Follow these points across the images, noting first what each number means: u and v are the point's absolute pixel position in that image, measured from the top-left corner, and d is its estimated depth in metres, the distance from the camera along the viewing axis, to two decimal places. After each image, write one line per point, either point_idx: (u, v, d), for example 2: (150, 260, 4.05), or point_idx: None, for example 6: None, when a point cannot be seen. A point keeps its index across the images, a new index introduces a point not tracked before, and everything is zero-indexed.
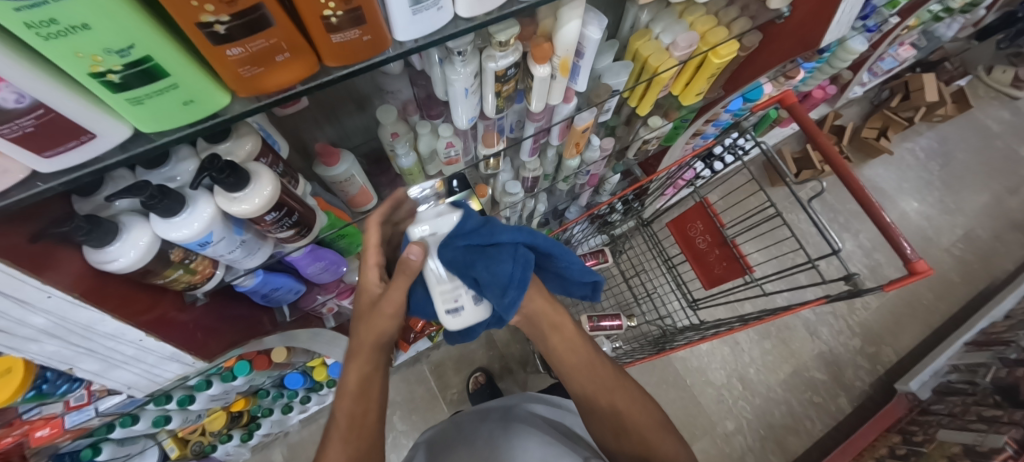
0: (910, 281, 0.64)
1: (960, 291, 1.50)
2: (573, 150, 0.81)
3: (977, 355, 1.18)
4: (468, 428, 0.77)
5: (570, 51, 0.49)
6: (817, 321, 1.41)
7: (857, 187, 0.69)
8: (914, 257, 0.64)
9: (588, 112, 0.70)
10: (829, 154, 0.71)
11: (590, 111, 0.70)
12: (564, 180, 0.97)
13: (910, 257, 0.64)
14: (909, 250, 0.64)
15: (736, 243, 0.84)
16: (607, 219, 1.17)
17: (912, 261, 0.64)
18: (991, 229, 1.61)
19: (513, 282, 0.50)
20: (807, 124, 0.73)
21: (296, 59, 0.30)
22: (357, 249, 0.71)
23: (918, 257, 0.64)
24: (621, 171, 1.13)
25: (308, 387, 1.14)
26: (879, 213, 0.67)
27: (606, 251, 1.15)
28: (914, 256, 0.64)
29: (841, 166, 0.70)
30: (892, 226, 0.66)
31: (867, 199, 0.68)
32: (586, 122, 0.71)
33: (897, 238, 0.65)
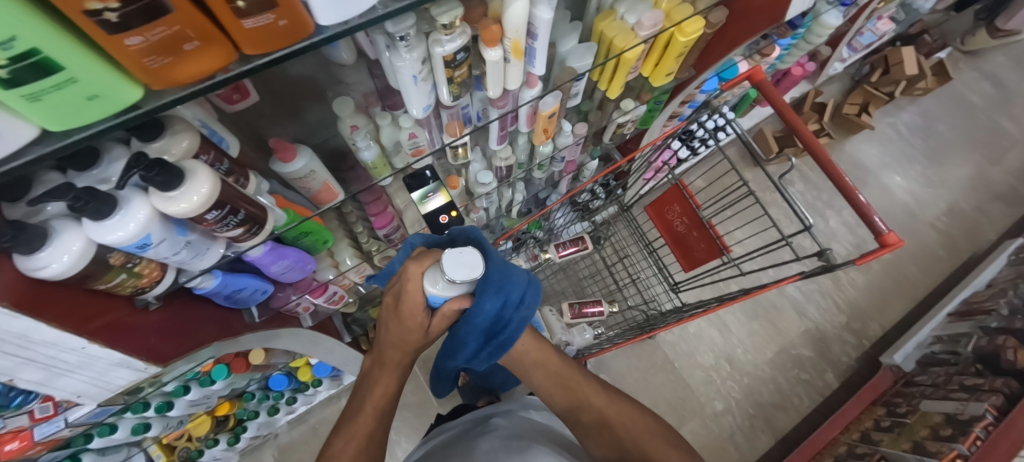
0: (881, 254, 0.63)
1: (945, 264, 1.51)
2: (543, 136, 0.79)
3: (960, 325, 1.18)
4: (467, 432, 0.80)
5: (520, 33, 0.47)
6: (803, 298, 1.42)
7: (828, 162, 0.68)
8: (885, 229, 0.63)
9: (553, 95, 0.69)
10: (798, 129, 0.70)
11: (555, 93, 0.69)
12: (540, 167, 0.95)
13: (882, 230, 0.63)
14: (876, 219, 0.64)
15: (713, 224, 0.83)
16: (587, 204, 1.19)
17: (884, 233, 0.63)
18: (974, 201, 1.62)
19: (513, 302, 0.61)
20: (780, 102, 0.71)
21: (209, 48, 0.29)
22: (326, 246, 0.70)
23: (889, 229, 0.63)
24: (599, 156, 1.12)
25: (294, 388, 1.12)
26: (850, 187, 0.66)
27: (586, 238, 1.12)
28: (886, 228, 0.63)
29: (814, 144, 0.69)
30: (865, 202, 0.65)
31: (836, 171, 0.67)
32: (554, 104, 0.70)
33: (866, 209, 0.65)
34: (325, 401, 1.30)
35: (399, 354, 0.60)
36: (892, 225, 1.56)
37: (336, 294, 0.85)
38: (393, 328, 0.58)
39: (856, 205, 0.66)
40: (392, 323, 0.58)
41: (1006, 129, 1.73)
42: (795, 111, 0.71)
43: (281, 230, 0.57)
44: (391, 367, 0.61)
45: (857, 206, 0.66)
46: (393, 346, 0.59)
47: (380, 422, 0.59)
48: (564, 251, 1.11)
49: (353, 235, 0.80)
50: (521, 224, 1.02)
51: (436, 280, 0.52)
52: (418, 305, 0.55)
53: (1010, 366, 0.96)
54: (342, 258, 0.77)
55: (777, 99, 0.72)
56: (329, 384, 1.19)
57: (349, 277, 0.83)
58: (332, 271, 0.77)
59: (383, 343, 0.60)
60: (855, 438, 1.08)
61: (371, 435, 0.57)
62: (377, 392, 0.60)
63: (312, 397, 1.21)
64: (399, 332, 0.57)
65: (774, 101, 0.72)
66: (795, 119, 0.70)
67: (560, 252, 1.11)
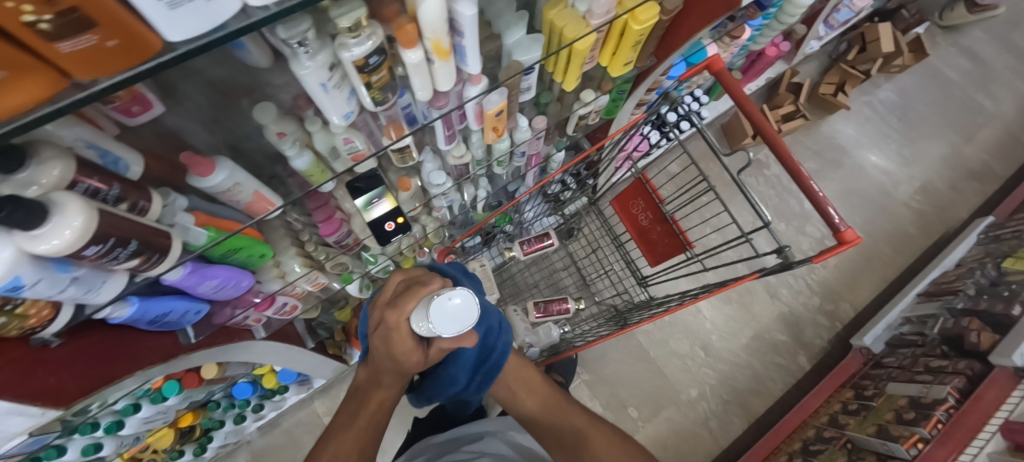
0: (839, 252, 0.60)
1: (917, 244, 1.52)
2: (494, 134, 0.75)
3: (928, 306, 1.20)
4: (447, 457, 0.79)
5: (441, 32, 0.43)
6: (778, 283, 1.43)
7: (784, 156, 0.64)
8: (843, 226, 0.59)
9: (500, 90, 0.64)
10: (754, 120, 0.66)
11: (502, 89, 0.64)
12: (500, 163, 0.92)
13: (839, 228, 0.59)
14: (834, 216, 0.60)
15: (676, 219, 0.81)
16: (558, 196, 1.17)
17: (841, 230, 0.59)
18: (948, 179, 1.62)
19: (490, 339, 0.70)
20: (739, 92, 0.68)
21: (23, 77, 0.24)
22: (264, 260, 0.67)
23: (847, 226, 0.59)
24: (566, 146, 1.08)
25: (262, 395, 1.10)
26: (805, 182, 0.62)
27: (552, 233, 1.10)
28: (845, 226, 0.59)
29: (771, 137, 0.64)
30: (822, 198, 0.61)
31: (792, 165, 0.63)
32: (502, 101, 0.65)
33: (824, 206, 0.61)
34: (298, 404, 1.29)
35: (394, 378, 0.56)
36: (866, 205, 1.57)
37: (287, 305, 0.82)
38: (388, 353, 0.53)
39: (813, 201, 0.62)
40: (385, 351, 0.54)
41: (981, 105, 1.73)
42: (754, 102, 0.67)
43: (204, 250, 0.53)
44: (385, 389, 0.57)
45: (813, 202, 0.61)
46: (387, 372, 0.55)
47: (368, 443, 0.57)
48: (529, 248, 1.09)
49: (301, 244, 0.76)
50: (485, 220, 0.99)
51: (421, 322, 0.50)
52: (411, 344, 0.51)
53: (973, 347, 0.97)
54: (289, 267, 0.74)
55: (735, 90, 0.68)
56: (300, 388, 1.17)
57: (300, 286, 0.79)
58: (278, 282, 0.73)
59: (376, 365, 0.56)
60: (823, 421, 1.10)
61: (361, 449, 0.56)
62: (366, 413, 0.58)
63: (281, 402, 1.19)
64: (391, 360, 0.53)
65: (731, 90, 0.68)
66: (752, 109, 0.66)
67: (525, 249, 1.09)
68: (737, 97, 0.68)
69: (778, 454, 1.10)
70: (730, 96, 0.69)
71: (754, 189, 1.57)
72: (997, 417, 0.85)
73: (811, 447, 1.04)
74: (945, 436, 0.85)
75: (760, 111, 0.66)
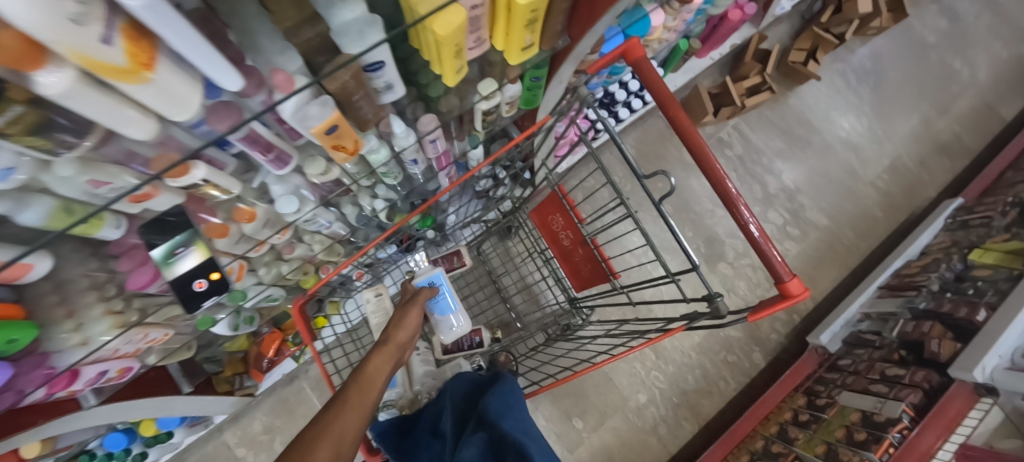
0: (780, 308, 0.45)
1: (882, 227, 1.43)
2: (342, 154, 0.55)
3: (889, 302, 1.11)
4: None
5: (87, 46, 0.23)
6: (734, 275, 1.34)
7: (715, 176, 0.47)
8: (786, 273, 0.44)
9: (324, 99, 0.45)
10: (678, 129, 0.49)
11: (327, 97, 0.45)
12: (388, 173, 0.73)
13: (780, 276, 0.44)
14: (775, 259, 0.45)
15: (596, 242, 0.67)
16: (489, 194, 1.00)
17: (785, 279, 0.44)
18: (916, 155, 1.52)
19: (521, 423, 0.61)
20: (663, 89, 0.50)
21: None
22: (23, 340, 0.48)
23: (791, 272, 0.45)
24: (486, 140, 0.88)
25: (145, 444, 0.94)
26: (740, 213, 0.47)
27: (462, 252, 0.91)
28: (789, 273, 0.44)
29: (698, 151, 0.48)
30: (761, 235, 0.45)
31: (724, 189, 0.47)
32: (333, 114, 0.46)
33: (763, 247, 0.45)
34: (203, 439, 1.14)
35: (401, 339, 0.65)
36: (832, 186, 1.46)
37: (115, 368, 0.66)
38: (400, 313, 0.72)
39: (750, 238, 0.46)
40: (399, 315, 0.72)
41: (957, 72, 1.60)
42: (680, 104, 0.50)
43: None
44: (387, 352, 0.62)
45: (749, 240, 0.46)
46: (398, 329, 0.68)
47: (366, 397, 0.54)
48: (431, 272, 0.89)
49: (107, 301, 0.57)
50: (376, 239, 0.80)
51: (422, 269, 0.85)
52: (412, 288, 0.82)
53: (932, 357, 0.89)
54: (89, 332, 0.56)
55: (659, 86, 0.50)
56: (194, 428, 1.01)
57: (124, 347, 0.62)
58: (80, 352, 0.56)
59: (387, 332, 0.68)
60: (772, 432, 1.02)
61: (361, 405, 0.52)
62: (377, 359, 0.60)
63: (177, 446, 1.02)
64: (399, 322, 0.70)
65: (654, 87, 0.51)
66: (678, 113, 0.49)
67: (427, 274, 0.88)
68: (661, 97, 0.50)
69: None
70: (653, 95, 0.51)
71: None
72: (951, 440, 0.78)
73: None
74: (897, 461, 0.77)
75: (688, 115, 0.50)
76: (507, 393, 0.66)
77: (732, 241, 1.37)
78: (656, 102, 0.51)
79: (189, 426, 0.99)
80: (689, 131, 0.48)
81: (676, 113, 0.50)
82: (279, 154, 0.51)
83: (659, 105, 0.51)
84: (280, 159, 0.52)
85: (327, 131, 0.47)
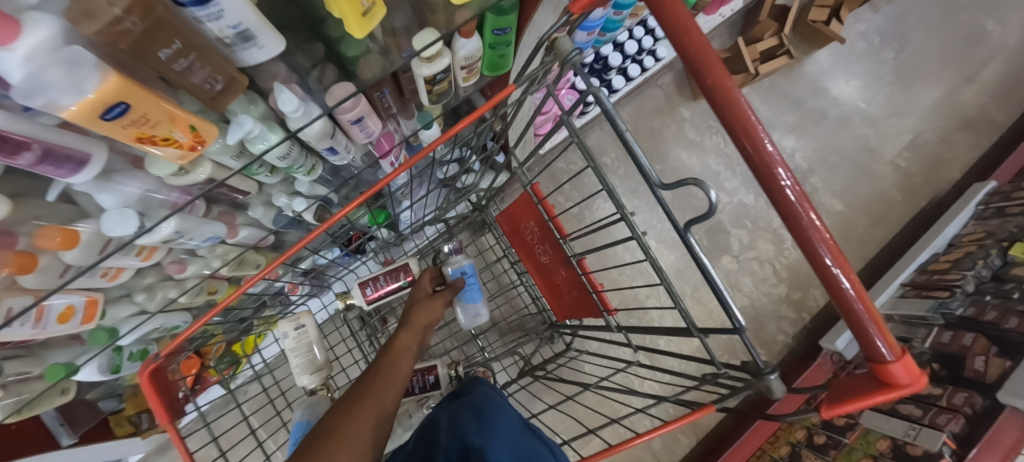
0: (877, 399, 0.29)
1: (900, 213, 1.28)
2: (176, 149, 0.33)
3: (914, 303, 0.97)
4: None
5: None
6: (738, 270, 1.19)
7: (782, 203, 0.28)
8: (889, 350, 0.28)
9: (73, 54, 0.23)
10: (724, 117, 0.29)
11: (79, 50, 0.23)
12: (295, 168, 0.52)
13: (878, 353, 0.28)
14: (874, 330, 0.28)
15: (584, 260, 0.50)
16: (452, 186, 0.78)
17: (886, 357, 0.28)
18: (941, 130, 1.34)
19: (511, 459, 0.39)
20: (702, 45, 0.28)
21: None
22: None
23: (897, 346, 0.28)
24: (443, 116, 0.66)
25: None
26: (787, 198, 0.28)
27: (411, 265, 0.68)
28: (893, 348, 0.28)
29: (755, 158, 0.28)
30: (854, 293, 0.28)
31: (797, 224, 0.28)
32: (107, 85, 0.24)
33: (844, 293, 0.28)
34: None
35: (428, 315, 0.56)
36: (848, 167, 1.29)
37: None
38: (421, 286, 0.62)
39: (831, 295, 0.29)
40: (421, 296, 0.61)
41: (990, 33, 1.40)
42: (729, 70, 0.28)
43: None
44: (414, 329, 0.53)
45: (833, 298, 0.29)
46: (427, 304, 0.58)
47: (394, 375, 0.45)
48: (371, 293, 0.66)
49: None
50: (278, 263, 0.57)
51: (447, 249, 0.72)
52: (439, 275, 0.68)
53: (975, 377, 0.79)
54: None
55: (694, 38, 0.28)
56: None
57: None
58: None
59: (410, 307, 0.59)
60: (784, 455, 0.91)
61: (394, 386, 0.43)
62: (405, 335, 0.51)
63: None
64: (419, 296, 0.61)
65: (684, 38, 0.28)
66: (727, 89, 0.28)
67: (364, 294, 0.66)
68: (696, 57, 0.28)
69: None
70: (681, 55, 0.29)
71: (721, 151, 1.23)
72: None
73: None
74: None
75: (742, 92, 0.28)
76: (495, 407, 0.45)
77: (738, 232, 1.20)
78: (685, 68, 0.29)
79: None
80: (744, 123, 0.28)
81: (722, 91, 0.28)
82: (53, 151, 0.29)
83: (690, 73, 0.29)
84: (60, 157, 0.30)
85: (107, 116, 0.26)
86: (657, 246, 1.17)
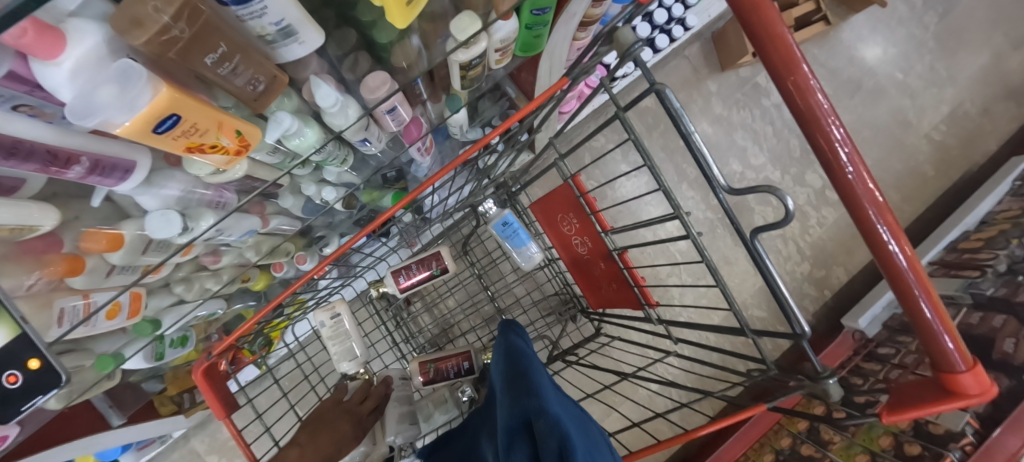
0: (944, 408, 0.28)
1: (931, 189, 1.24)
2: (220, 155, 0.32)
3: (943, 283, 0.97)
4: None
5: None
6: (763, 249, 1.17)
7: (862, 218, 0.27)
8: (961, 360, 0.28)
9: (123, 67, 0.22)
10: (807, 128, 0.27)
11: (131, 65, 0.22)
12: (329, 160, 0.50)
13: (949, 363, 0.28)
14: (949, 344, 0.28)
15: (627, 253, 0.49)
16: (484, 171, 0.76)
17: (956, 365, 0.28)
18: (982, 100, 1.27)
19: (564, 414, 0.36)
20: (791, 52, 0.26)
21: None
22: None
23: (969, 356, 0.28)
24: (474, 99, 0.63)
25: None
26: (839, 162, 0.27)
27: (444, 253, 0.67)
28: (965, 358, 0.28)
29: (838, 172, 0.27)
30: (901, 254, 0.27)
31: (878, 242, 0.27)
32: (158, 99, 0.24)
33: (899, 269, 0.27)
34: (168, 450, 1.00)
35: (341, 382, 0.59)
36: (881, 141, 1.24)
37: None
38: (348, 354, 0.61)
39: (903, 306, 0.29)
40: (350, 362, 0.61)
41: None
42: (817, 80, 0.26)
43: None
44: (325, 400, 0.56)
45: (881, 266, 0.28)
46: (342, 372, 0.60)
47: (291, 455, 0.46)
48: (403, 283, 0.66)
49: None
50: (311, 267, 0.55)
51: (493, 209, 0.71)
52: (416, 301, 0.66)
53: (1004, 359, 0.81)
54: None
55: (783, 45, 0.26)
56: (143, 451, 0.85)
57: None
58: None
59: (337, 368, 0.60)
60: (784, 445, 0.94)
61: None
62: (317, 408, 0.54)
63: None
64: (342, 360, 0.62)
65: (773, 45, 0.26)
66: (814, 104, 0.26)
67: (397, 284, 0.66)
68: (782, 69, 0.26)
69: None
70: (763, 61, 0.27)
71: (748, 125, 1.19)
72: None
73: None
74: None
75: (829, 102, 0.26)
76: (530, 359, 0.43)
77: (763, 209, 1.18)
78: (768, 77, 0.27)
79: (136, 451, 0.84)
80: (826, 136, 0.26)
81: (801, 91, 0.26)
82: (101, 162, 0.29)
83: (774, 83, 0.27)
84: (109, 167, 0.30)
85: (159, 128, 0.26)
86: None
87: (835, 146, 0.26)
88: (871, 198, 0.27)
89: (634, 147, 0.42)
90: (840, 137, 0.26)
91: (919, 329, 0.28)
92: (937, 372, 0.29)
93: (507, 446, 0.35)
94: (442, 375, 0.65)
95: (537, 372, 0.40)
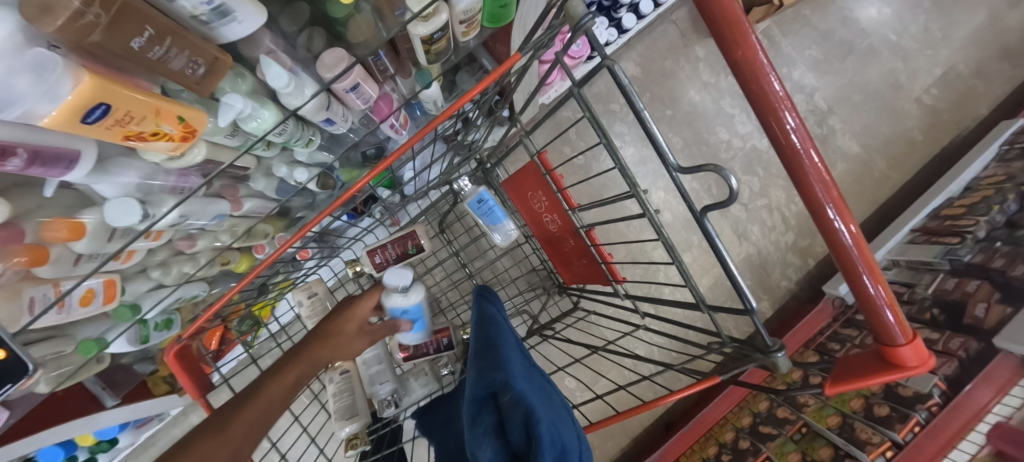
0: (888, 378, 0.29)
1: (919, 155, 1.23)
2: (165, 142, 0.31)
3: (922, 250, 0.98)
4: None
5: None
6: (748, 219, 1.18)
7: (808, 194, 0.27)
8: (902, 334, 0.28)
9: (36, 57, 0.20)
10: (753, 104, 0.27)
11: (45, 53, 0.21)
12: (293, 141, 0.49)
13: (891, 337, 0.28)
14: (891, 318, 0.28)
15: (593, 230, 0.50)
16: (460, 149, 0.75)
17: (897, 338, 0.28)
18: (976, 62, 1.23)
19: (532, 385, 0.37)
20: (738, 24, 0.25)
21: None
22: None
23: (910, 330, 0.28)
24: (444, 73, 0.61)
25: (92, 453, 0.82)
26: (784, 141, 0.26)
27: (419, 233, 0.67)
28: (906, 331, 0.28)
29: (785, 148, 0.27)
30: (845, 231, 0.27)
31: (823, 218, 0.27)
32: (80, 88, 0.23)
33: (843, 245, 0.28)
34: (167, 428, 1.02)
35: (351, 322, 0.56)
36: (871, 107, 1.22)
37: None
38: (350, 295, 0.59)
39: (847, 280, 0.29)
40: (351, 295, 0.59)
41: None
42: (764, 52, 0.26)
43: None
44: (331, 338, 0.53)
45: (827, 243, 0.28)
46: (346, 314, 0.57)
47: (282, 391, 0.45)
48: (379, 263, 0.67)
49: None
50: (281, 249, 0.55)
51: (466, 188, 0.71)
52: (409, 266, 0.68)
53: (975, 322, 0.83)
54: None
55: (733, 17, 0.25)
56: (144, 427, 0.89)
57: None
58: None
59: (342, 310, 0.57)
60: (762, 408, 0.98)
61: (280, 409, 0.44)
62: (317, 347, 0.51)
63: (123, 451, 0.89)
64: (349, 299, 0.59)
65: (721, 17, 0.25)
66: (760, 77, 0.26)
67: (373, 265, 0.67)
68: (730, 42, 0.26)
69: (724, 426, 1.01)
70: (712, 34, 0.26)
71: (736, 92, 1.16)
72: (985, 418, 0.76)
73: (762, 428, 0.94)
74: (921, 441, 0.76)
75: (775, 73, 0.26)
76: (500, 333, 0.43)
77: (749, 179, 1.17)
78: (718, 50, 0.26)
79: (137, 428, 0.87)
80: (771, 112, 0.26)
81: (746, 67, 0.26)
82: (40, 153, 0.28)
83: (723, 56, 0.27)
84: (51, 158, 0.29)
85: (88, 118, 0.25)
86: (666, 196, 1.14)
87: (781, 121, 0.26)
88: (817, 174, 0.27)
89: (591, 124, 0.42)
90: (785, 111, 0.26)
91: (865, 305, 0.29)
92: (879, 345, 0.30)
93: (474, 416, 0.36)
94: (421, 351, 0.66)
95: (506, 345, 0.41)
